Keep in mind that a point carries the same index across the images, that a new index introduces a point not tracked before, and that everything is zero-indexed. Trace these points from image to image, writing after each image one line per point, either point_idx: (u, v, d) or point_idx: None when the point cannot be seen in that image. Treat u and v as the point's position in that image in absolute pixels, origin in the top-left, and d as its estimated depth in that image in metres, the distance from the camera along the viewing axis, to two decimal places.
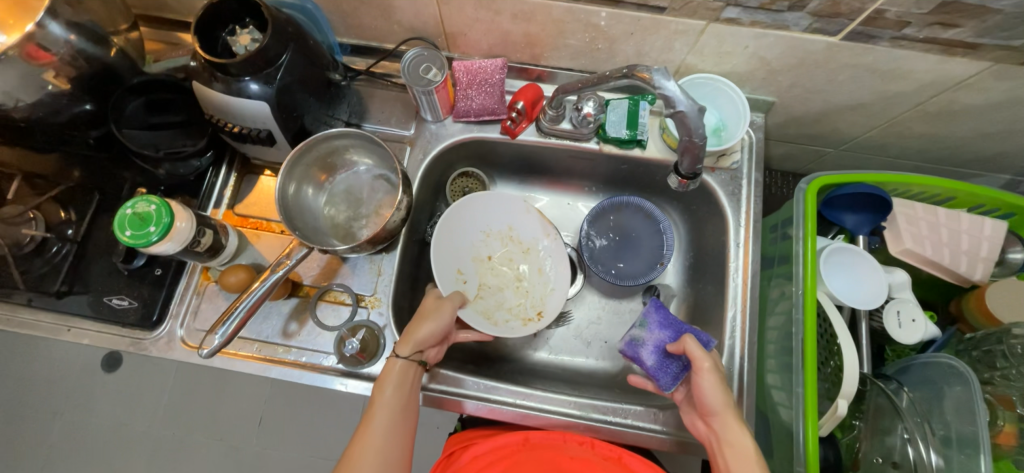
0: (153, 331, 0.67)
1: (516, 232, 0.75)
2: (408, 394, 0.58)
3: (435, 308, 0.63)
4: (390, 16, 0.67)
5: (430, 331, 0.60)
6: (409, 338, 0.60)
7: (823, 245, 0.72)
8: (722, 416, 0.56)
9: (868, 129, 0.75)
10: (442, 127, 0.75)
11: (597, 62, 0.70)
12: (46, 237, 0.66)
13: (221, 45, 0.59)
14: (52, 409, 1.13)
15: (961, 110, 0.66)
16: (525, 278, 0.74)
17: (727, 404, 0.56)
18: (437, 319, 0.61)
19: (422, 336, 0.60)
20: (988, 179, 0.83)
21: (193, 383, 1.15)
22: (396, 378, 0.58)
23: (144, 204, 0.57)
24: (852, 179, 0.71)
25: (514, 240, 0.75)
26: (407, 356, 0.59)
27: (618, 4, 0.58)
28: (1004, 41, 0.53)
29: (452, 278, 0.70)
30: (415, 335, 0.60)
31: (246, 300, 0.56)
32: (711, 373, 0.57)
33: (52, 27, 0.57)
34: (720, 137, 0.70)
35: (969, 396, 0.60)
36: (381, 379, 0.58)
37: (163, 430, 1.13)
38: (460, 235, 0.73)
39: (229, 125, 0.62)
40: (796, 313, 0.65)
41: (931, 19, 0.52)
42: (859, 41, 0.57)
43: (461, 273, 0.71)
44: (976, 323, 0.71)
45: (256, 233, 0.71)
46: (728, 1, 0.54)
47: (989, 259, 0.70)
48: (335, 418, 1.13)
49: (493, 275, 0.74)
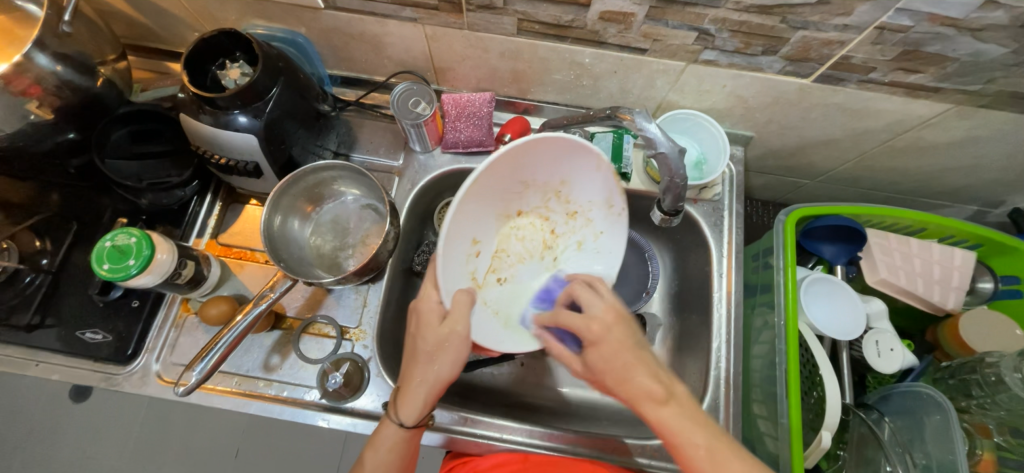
0: (127, 366, 0.65)
1: (567, 189, 0.61)
2: (405, 441, 0.56)
3: (430, 351, 0.54)
4: (380, 50, 0.69)
5: (431, 379, 0.54)
6: (410, 401, 0.54)
7: (802, 275, 0.74)
8: (624, 396, 0.50)
9: (842, 163, 0.78)
10: (431, 158, 0.75)
11: (582, 97, 0.72)
12: (18, 268, 0.64)
13: (211, 79, 0.59)
14: (15, 442, 1.08)
15: (927, 147, 0.69)
16: (555, 248, 0.64)
17: (620, 385, 0.50)
18: (429, 365, 0.54)
19: (414, 396, 0.54)
20: (957, 209, 0.86)
21: (166, 413, 1.11)
22: (391, 438, 0.55)
23: (124, 237, 0.56)
24: (829, 211, 0.73)
25: (559, 197, 0.61)
26: (406, 420, 0.54)
27: (601, 45, 0.60)
28: (962, 86, 0.57)
29: (463, 251, 0.57)
30: (409, 396, 0.54)
31: (227, 335, 0.55)
32: (584, 367, 0.54)
33: (39, 58, 0.56)
34: (701, 170, 0.71)
35: (947, 425, 0.61)
36: (373, 441, 0.56)
37: (130, 464, 1.08)
38: (500, 183, 0.56)
39: (216, 156, 0.62)
40: (780, 343, 0.66)
41: (895, 65, 0.55)
42: (829, 83, 0.60)
43: (476, 242, 0.58)
44: (953, 351, 0.73)
45: (240, 264, 0.70)
46: (707, 45, 0.57)
47: (961, 289, 0.72)
48: (316, 452, 1.08)
49: (517, 237, 0.62)
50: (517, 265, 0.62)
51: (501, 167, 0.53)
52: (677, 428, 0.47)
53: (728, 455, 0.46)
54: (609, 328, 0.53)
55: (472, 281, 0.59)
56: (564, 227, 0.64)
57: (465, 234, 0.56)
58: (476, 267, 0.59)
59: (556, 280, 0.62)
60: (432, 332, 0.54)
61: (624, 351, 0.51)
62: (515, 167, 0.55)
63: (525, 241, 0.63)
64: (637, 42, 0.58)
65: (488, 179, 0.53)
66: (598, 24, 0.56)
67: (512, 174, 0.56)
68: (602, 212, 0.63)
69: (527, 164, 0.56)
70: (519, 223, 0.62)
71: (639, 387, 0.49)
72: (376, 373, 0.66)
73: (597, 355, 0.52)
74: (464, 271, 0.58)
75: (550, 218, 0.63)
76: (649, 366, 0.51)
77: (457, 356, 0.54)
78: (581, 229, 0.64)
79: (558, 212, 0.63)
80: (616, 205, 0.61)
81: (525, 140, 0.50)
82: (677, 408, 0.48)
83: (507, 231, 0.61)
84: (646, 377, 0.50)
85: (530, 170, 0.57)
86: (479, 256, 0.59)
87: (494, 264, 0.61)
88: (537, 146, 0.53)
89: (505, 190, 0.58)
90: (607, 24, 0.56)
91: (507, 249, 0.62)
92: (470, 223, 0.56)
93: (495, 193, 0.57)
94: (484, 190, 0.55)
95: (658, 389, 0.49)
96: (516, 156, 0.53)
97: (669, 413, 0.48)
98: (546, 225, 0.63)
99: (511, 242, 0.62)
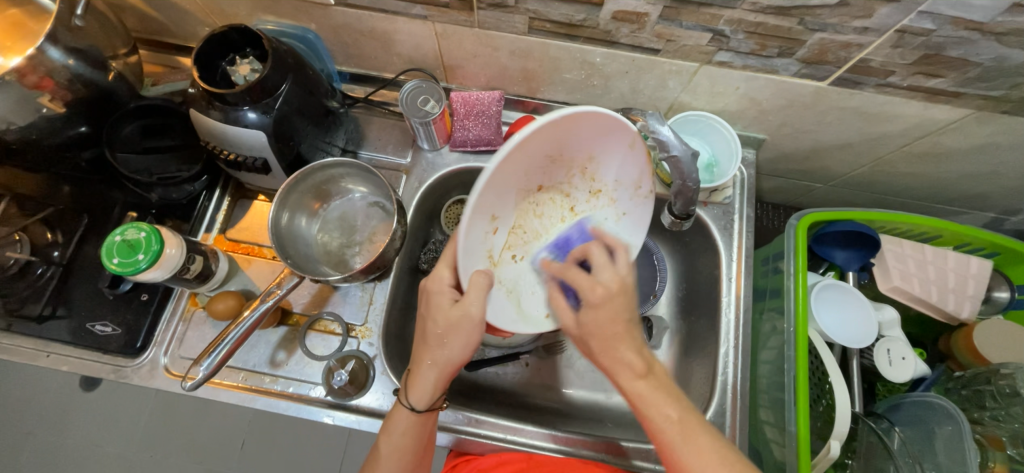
0: (136, 359, 0.66)
1: (595, 165, 0.54)
2: (419, 425, 0.56)
3: (437, 338, 0.53)
4: (390, 47, 0.68)
5: (442, 361, 0.54)
6: (421, 387, 0.54)
7: (813, 281, 0.73)
8: (605, 363, 0.51)
9: (856, 168, 0.77)
10: (439, 157, 0.75)
11: (592, 97, 0.71)
12: (30, 259, 0.64)
13: (220, 75, 0.59)
14: (27, 428, 1.10)
15: (944, 153, 0.68)
16: (574, 227, 0.57)
17: (607, 353, 0.50)
18: (439, 347, 0.53)
19: (424, 382, 0.54)
20: (973, 216, 0.84)
21: (173, 405, 1.12)
22: (405, 422, 0.56)
23: (134, 232, 0.56)
24: (842, 217, 0.72)
25: (584, 173, 0.54)
26: (415, 404, 0.55)
27: (613, 45, 0.59)
28: (984, 92, 0.55)
29: (481, 229, 0.49)
30: (419, 383, 0.54)
31: (234, 331, 0.55)
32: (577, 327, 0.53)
33: (51, 52, 0.56)
34: (712, 173, 0.71)
35: (960, 436, 0.60)
36: (387, 424, 0.56)
37: (139, 452, 1.09)
38: (528, 155, 0.47)
39: (225, 152, 0.62)
40: (788, 349, 0.65)
41: (915, 69, 0.53)
42: (845, 86, 0.58)
43: (494, 219, 0.49)
44: (965, 361, 0.71)
45: (247, 259, 0.71)
46: (721, 46, 0.56)
47: (976, 298, 0.71)
48: (321, 445, 1.09)
49: (535, 215, 0.54)
50: (534, 243, 0.55)
51: (541, 136, 0.45)
52: (649, 400, 0.49)
53: (695, 429, 0.48)
54: (610, 297, 0.51)
55: (489, 262, 0.51)
56: (585, 206, 0.57)
57: (484, 212, 0.48)
58: (493, 244, 0.51)
59: (580, 229, 0.56)
60: (443, 315, 0.52)
61: (616, 323, 0.50)
62: (556, 137, 0.47)
63: (543, 218, 0.55)
64: (650, 42, 0.58)
65: (515, 159, 0.45)
66: (611, 24, 0.56)
67: (549, 144, 0.47)
68: (627, 192, 0.58)
69: (568, 136, 0.47)
70: (539, 198, 0.53)
71: (622, 359, 0.50)
72: (381, 371, 0.66)
73: (592, 318, 0.51)
74: (482, 251, 0.51)
75: (571, 194, 0.56)
76: (633, 339, 0.51)
77: (469, 339, 0.53)
78: (604, 208, 0.59)
79: (581, 189, 0.56)
80: (643, 187, 0.58)
81: (563, 115, 0.43)
82: (654, 383, 0.49)
83: (525, 205, 0.52)
84: (630, 351, 0.50)
85: (566, 141, 0.48)
86: (497, 234, 0.51)
87: (509, 242, 0.53)
88: (585, 117, 0.46)
89: (531, 162, 0.48)
90: (620, 24, 0.55)
91: (525, 225, 0.54)
92: (492, 200, 0.47)
93: (523, 165, 0.47)
94: (513, 163, 0.46)
95: (639, 362, 0.49)
96: (551, 133, 0.45)
97: (645, 386, 0.49)
98: (567, 202, 0.56)
99: (529, 220, 0.54)
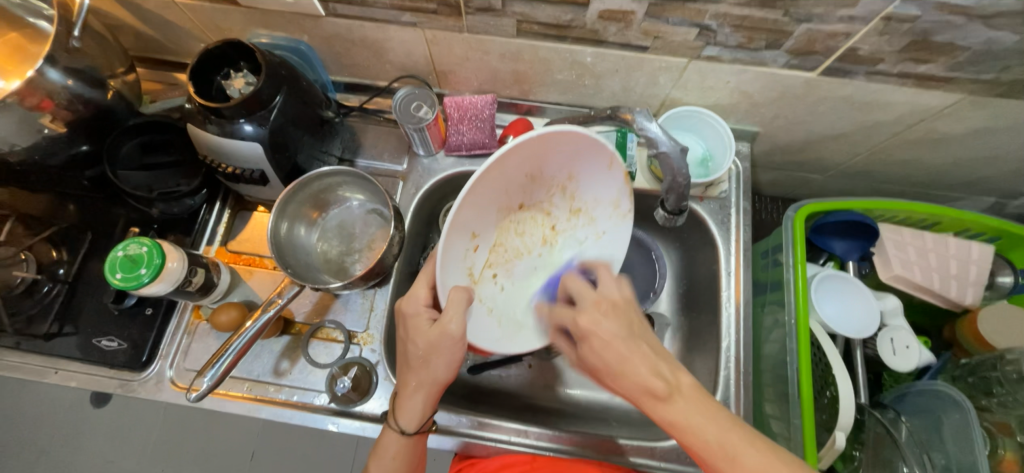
0: (142, 373, 0.67)
1: (575, 185, 0.56)
2: (408, 446, 0.57)
3: (421, 362, 0.53)
4: (382, 56, 0.69)
5: (427, 384, 0.54)
6: (408, 411, 0.55)
7: (813, 271, 0.73)
8: (625, 392, 0.47)
9: (852, 156, 0.77)
10: (435, 162, 0.76)
11: (584, 97, 0.71)
12: (36, 278, 0.65)
13: (216, 89, 0.60)
14: (41, 446, 1.11)
15: (940, 138, 0.68)
16: (555, 245, 0.59)
17: (617, 381, 0.47)
18: (425, 370, 0.53)
19: (410, 409, 0.55)
20: (973, 201, 0.84)
21: (183, 418, 1.12)
22: (393, 445, 0.56)
23: (136, 247, 0.57)
24: (840, 207, 0.72)
25: (565, 194, 0.56)
26: (404, 428, 0.55)
27: (602, 44, 0.60)
28: (975, 76, 0.55)
29: (461, 246, 0.51)
30: (405, 410, 0.55)
31: (237, 341, 0.56)
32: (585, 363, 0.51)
33: (51, 73, 0.57)
34: (707, 168, 0.71)
35: (967, 425, 0.59)
36: (378, 449, 0.57)
37: (150, 466, 1.10)
38: (505, 176, 0.49)
39: (224, 165, 0.63)
40: (790, 341, 0.65)
41: (903, 56, 0.53)
42: (835, 76, 0.58)
43: (475, 236, 0.51)
44: (973, 348, 0.70)
45: (249, 270, 0.72)
46: (708, 41, 0.56)
47: (979, 284, 0.70)
48: (329, 454, 1.10)
49: (517, 232, 0.56)
50: (514, 261, 0.57)
51: (514, 157, 0.47)
52: (684, 424, 0.44)
53: (742, 444, 0.43)
54: (596, 321, 0.48)
55: (469, 277, 0.53)
56: (566, 225, 0.59)
57: (464, 229, 0.50)
58: (474, 262, 0.53)
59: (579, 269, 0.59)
60: (424, 336, 0.52)
61: (614, 344, 0.47)
62: (528, 156, 0.48)
63: (525, 236, 0.57)
64: (638, 40, 0.58)
65: (495, 177, 0.48)
66: (598, 24, 0.56)
67: (524, 164, 0.49)
68: (607, 211, 0.60)
69: (542, 157, 0.49)
70: (521, 217, 0.55)
71: (637, 382, 0.46)
72: (383, 377, 0.67)
73: (589, 351, 0.49)
74: (462, 267, 0.52)
75: (553, 213, 0.57)
76: (647, 357, 0.47)
77: (453, 360, 0.52)
78: (583, 227, 0.60)
79: (562, 208, 0.58)
80: (623, 206, 0.59)
81: (542, 133, 0.45)
82: (684, 402, 0.45)
83: (507, 224, 0.54)
84: (644, 372, 0.46)
85: (541, 162, 0.50)
86: (478, 251, 0.53)
87: (490, 259, 0.55)
88: (556, 138, 0.47)
89: (509, 182, 0.50)
90: (606, 23, 0.56)
91: (505, 244, 0.55)
92: (471, 216, 0.49)
93: (502, 184, 0.50)
94: (489, 183, 0.48)
95: (660, 385, 0.45)
96: (532, 150, 0.47)
97: (674, 409, 0.45)
98: (548, 221, 0.58)
99: (511, 237, 0.56)
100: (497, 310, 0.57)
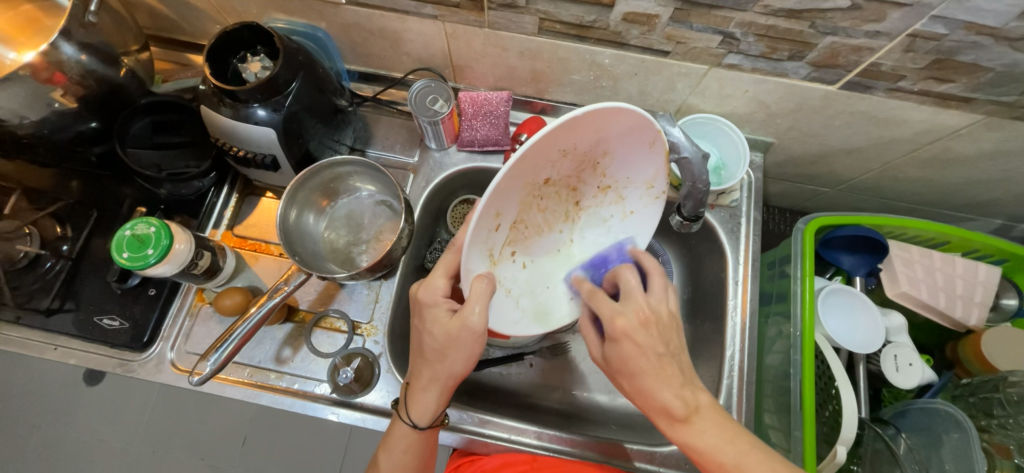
0: (143, 353, 0.66)
1: (607, 162, 0.53)
2: (416, 440, 0.56)
3: (436, 356, 0.52)
4: (399, 47, 0.68)
5: (439, 378, 0.53)
6: (419, 402, 0.54)
7: (820, 285, 0.73)
8: (646, 403, 0.48)
9: (864, 172, 0.77)
10: (446, 156, 0.75)
11: (600, 98, 0.71)
12: (39, 253, 0.65)
13: (231, 71, 0.60)
14: (31, 422, 1.10)
15: (954, 158, 0.68)
16: (577, 221, 0.58)
17: (642, 393, 0.48)
18: (437, 364, 0.53)
19: (420, 405, 0.54)
20: (980, 223, 0.84)
21: (176, 400, 1.12)
22: (401, 438, 0.56)
23: (143, 226, 0.57)
24: (849, 222, 0.72)
25: (596, 170, 0.53)
26: (411, 422, 0.55)
27: (623, 46, 0.59)
28: (995, 97, 0.55)
29: (485, 228, 0.47)
30: (414, 405, 0.55)
31: (241, 326, 0.55)
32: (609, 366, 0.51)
33: (64, 47, 0.56)
34: (720, 176, 0.70)
35: (967, 444, 0.60)
36: (387, 441, 0.57)
37: (140, 447, 1.10)
38: (539, 153, 0.45)
39: (234, 149, 0.62)
40: (794, 354, 0.65)
41: (925, 73, 0.53)
42: (856, 90, 0.58)
43: (499, 216, 0.48)
44: (974, 368, 0.70)
45: (254, 255, 0.71)
46: (731, 49, 0.56)
47: (984, 305, 0.70)
48: (322, 443, 1.09)
49: (540, 208, 0.53)
50: (534, 237, 0.54)
51: (555, 135, 0.43)
52: (700, 446, 0.45)
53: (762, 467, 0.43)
54: (635, 328, 0.48)
55: (489, 260, 0.51)
56: (591, 201, 0.57)
57: (490, 210, 0.46)
58: (495, 242, 0.50)
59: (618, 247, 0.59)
60: (441, 328, 0.51)
61: (647, 356, 0.47)
62: (567, 133, 0.44)
63: (547, 213, 0.54)
64: (660, 44, 0.58)
65: (531, 155, 0.44)
66: (621, 25, 0.56)
67: (560, 140, 0.45)
68: (637, 191, 0.58)
69: (582, 133, 0.45)
70: (546, 193, 0.52)
71: (660, 400, 0.47)
72: (386, 369, 0.66)
73: (617, 352, 0.49)
74: (484, 250, 0.49)
75: (579, 189, 0.55)
76: (672, 376, 0.47)
77: (469, 354, 0.51)
78: (609, 205, 0.59)
79: (590, 185, 0.55)
80: (656, 187, 0.58)
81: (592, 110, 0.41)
82: (702, 422, 0.46)
83: (531, 201, 0.51)
84: (670, 392, 0.46)
85: (579, 138, 0.46)
86: (499, 231, 0.50)
87: (510, 237, 0.52)
88: (604, 114, 0.43)
89: (540, 160, 0.46)
90: (630, 25, 0.55)
91: (527, 220, 0.52)
92: (500, 196, 0.46)
93: (535, 163, 0.46)
94: (525, 162, 0.44)
95: (681, 406, 0.46)
96: (576, 127, 0.44)
97: (692, 430, 0.45)
98: (573, 196, 0.55)
99: (533, 214, 0.53)
100: (516, 290, 0.55)
